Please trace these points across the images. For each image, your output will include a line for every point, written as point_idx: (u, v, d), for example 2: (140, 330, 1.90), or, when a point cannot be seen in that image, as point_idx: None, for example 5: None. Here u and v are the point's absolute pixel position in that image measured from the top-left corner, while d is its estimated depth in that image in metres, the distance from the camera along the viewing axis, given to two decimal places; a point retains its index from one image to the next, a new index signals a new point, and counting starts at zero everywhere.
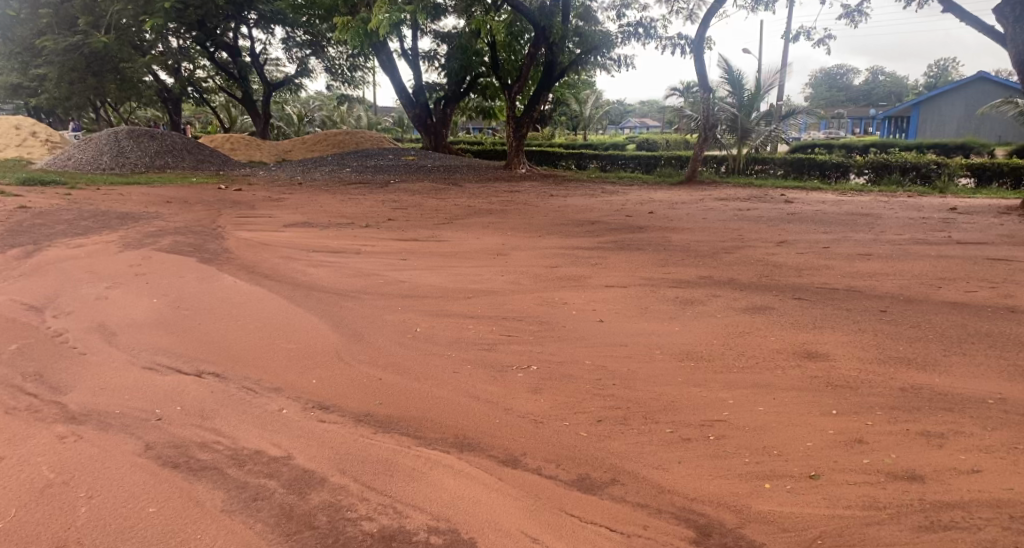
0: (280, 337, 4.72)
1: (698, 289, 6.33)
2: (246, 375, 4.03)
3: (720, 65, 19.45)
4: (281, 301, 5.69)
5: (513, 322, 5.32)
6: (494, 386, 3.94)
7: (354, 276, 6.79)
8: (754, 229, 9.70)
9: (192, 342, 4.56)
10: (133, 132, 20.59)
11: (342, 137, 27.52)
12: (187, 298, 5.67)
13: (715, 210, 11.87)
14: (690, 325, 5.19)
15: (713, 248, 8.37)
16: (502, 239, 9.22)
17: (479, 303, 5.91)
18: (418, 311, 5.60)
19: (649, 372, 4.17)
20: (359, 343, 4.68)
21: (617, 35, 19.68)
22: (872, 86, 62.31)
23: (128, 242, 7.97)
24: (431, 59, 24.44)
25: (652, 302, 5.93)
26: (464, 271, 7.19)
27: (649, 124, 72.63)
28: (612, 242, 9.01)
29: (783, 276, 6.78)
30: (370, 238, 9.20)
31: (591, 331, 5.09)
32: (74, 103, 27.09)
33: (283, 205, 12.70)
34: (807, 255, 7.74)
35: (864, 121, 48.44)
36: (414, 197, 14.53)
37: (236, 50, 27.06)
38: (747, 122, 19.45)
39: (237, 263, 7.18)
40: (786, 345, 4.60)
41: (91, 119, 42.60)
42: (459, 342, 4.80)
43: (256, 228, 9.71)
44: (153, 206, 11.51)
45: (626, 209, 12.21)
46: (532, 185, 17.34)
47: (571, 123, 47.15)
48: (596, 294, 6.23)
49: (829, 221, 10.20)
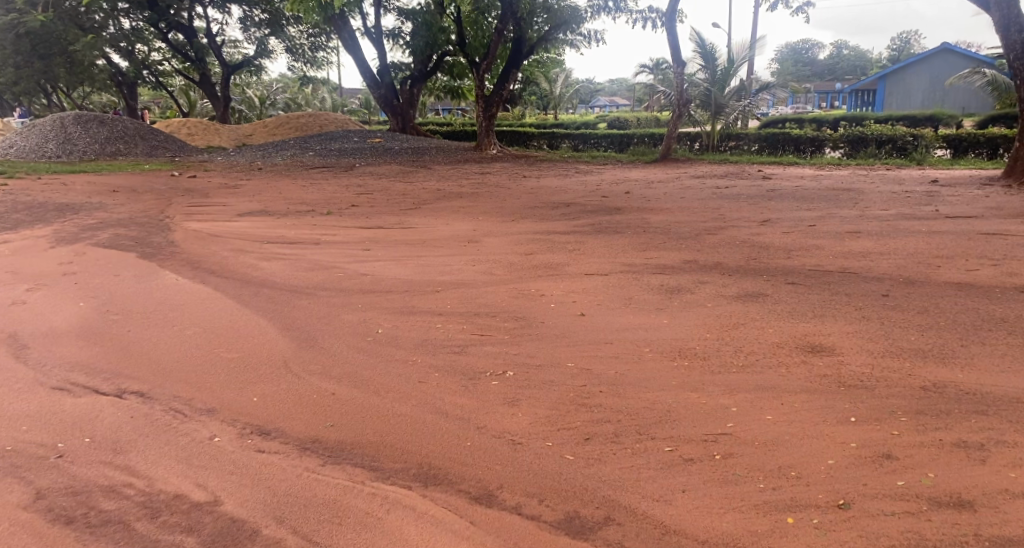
0: (221, 347, 4.11)
1: (683, 274, 5.89)
2: (176, 393, 3.42)
3: (692, 38, 18.92)
4: (229, 303, 5.06)
5: (485, 319, 4.81)
6: (466, 398, 3.44)
7: (312, 271, 6.19)
8: (736, 207, 9.32)
9: (116, 355, 3.89)
10: (81, 117, 19.41)
11: (304, 120, 26.51)
12: (118, 301, 4.96)
13: (692, 188, 11.46)
14: (681, 318, 4.74)
15: (694, 230, 7.94)
16: (472, 224, 8.70)
17: (448, 297, 5.39)
18: (380, 309, 5.05)
19: (641, 374, 3.73)
20: (312, 350, 4.14)
21: (586, 9, 18.96)
22: (837, 61, 62.46)
23: (62, 236, 7.23)
24: (395, 37, 23.48)
25: (636, 290, 5.47)
26: (431, 261, 6.64)
27: (619, 103, 72.48)
28: (590, 225, 8.54)
29: (771, 258, 6.37)
30: (332, 227, 8.58)
31: (572, 327, 4.61)
32: (18, 87, 25.54)
33: (240, 192, 11.97)
34: (793, 234, 7.37)
35: (830, 95, 48.73)
36: (381, 181, 13.91)
37: (192, 31, 25.77)
38: (721, 98, 18.76)
39: (181, 259, 6.52)
40: (787, 339, 4.18)
41: (42, 105, 40.64)
42: (426, 344, 4.29)
43: (207, 218, 9.00)
44: (97, 196, 10.68)
45: (601, 189, 11.75)
46: (503, 166, 16.78)
47: (542, 102, 46.50)
48: (575, 283, 5.77)
49: (812, 197, 9.86)
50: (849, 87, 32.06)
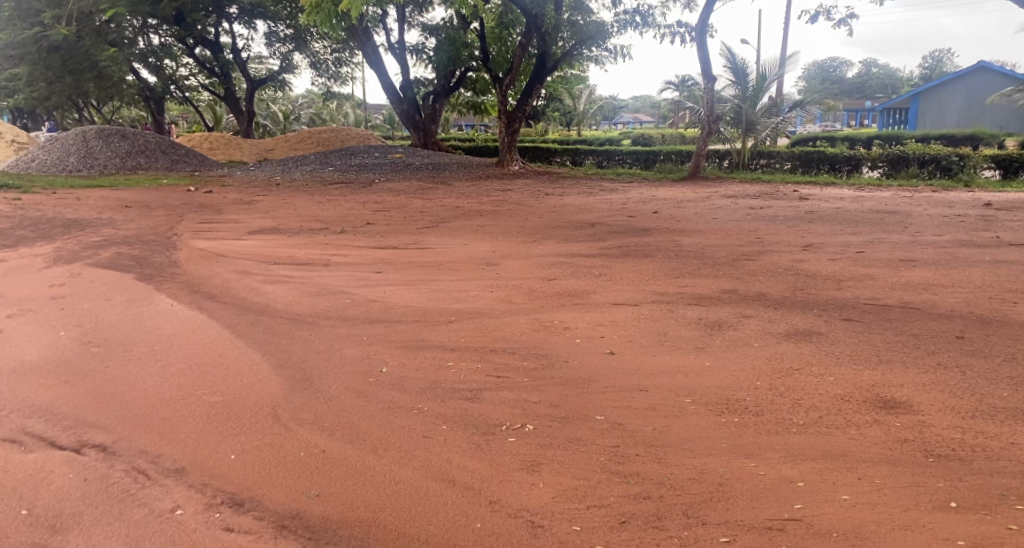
0: (204, 389, 3.63)
1: (723, 307, 5.32)
2: (142, 447, 2.92)
3: (722, 53, 18.32)
4: (222, 333, 4.61)
5: (501, 357, 4.30)
6: (479, 462, 2.93)
7: (317, 296, 5.74)
8: (773, 230, 8.73)
9: (86, 396, 3.42)
10: (104, 131, 19.41)
11: (327, 135, 26.42)
12: (103, 330, 4.52)
13: (724, 209, 10.87)
14: (724, 360, 4.18)
15: (730, 254, 7.37)
16: (491, 245, 8.22)
17: (462, 329, 4.89)
18: (386, 343, 4.57)
19: (684, 434, 3.20)
20: (307, 393, 3.66)
21: (612, 24, 18.52)
22: (865, 79, 61.32)
23: (61, 254, 6.88)
24: (418, 53, 23.29)
25: (671, 325, 4.92)
26: (447, 286, 6.16)
27: (643, 119, 72.13)
28: (616, 247, 8.01)
29: (820, 289, 5.77)
30: (344, 246, 8.16)
31: (600, 368, 4.08)
32: (48, 103, 25.74)
33: (254, 208, 11.65)
34: (840, 262, 6.77)
35: (860, 113, 47.88)
36: (399, 197, 13.52)
37: (218, 47, 25.93)
38: (753, 115, 18.21)
39: (180, 281, 6.11)
40: (855, 391, 3.61)
41: (75, 119, 41.40)
42: (436, 386, 3.80)
43: (216, 236, 8.64)
44: (109, 211, 10.43)
45: (628, 208, 11.21)
46: (525, 183, 16.34)
47: (565, 118, 46.23)
48: (603, 315, 5.24)
49: (855, 220, 9.23)
50: (879, 107, 31.46)
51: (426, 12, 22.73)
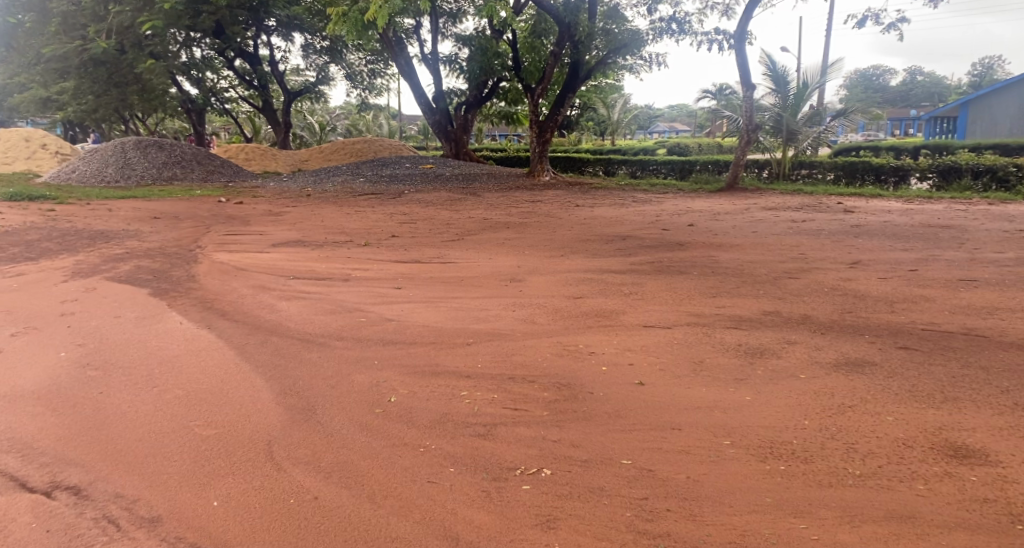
0: (198, 420, 3.38)
1: (763, 332, 4.89)
2: (119, 490, 2.67)
3: (762, 60, 17.71)
4: (226, 355, 4.38)
5: (520, 386, 3.96)
6: (487, 515, 2.60)
7: (331, 314, 5.48)
8: (817, 245, 8.23)
9: (72, 429, 3.20)
10: (141, 142, 19.75)
11: (360, 146, 26.54)
12: (105, 351, 4.32)
13: (764, 222, 10.36)
14: (768, 395, 3.76)
15: (772, 272, 6.91)
16: (517, 260, 7.91)
17: (480, 353, 4.57)
18: (397, 368, 4.27)
19: (722, 484, 2.81)
20: (307, 426, 3.38)
21: (647, 32, 18.08)
22: (910, 87, 59.34)
23: (81, 268, 6.80)
24: (451, 63, 23.20)
25: (707, 352, 4.52)
26: (468, 305, 5.86)
27: (679, 129, 71.06)
28: (649, 262, 7.62)
29: (870, 312, 5.30)
30: (366, 260, 7.94)
31: (627, 402, 3.70)
32: (92, 116, 26.46)
33: (282, 220, 11.57)
34: (892, 281, 6.27)
35: (905, 121, 46.27)
36: (427, 209, 13.33)
37: (256, 59, 26.31)
38: (794, 123, 17.57)
39: (195, 296, 5.94)
40: (920, 435, 3.17)
41: (121, 131, 42.69)
42: (447, 420, 3.48)
43: (239, 249, 8.52)
44: (137, 222, 10.45)
45: (662, 221, 10.78)
46: (556, 193, 16.02)
47: (599, 128, 45.80)
48: (632, 338, 4.86)
49: (905, 235, 8.65)
50: (925, 117, 30.39)
51: (459, 22, 22.66)
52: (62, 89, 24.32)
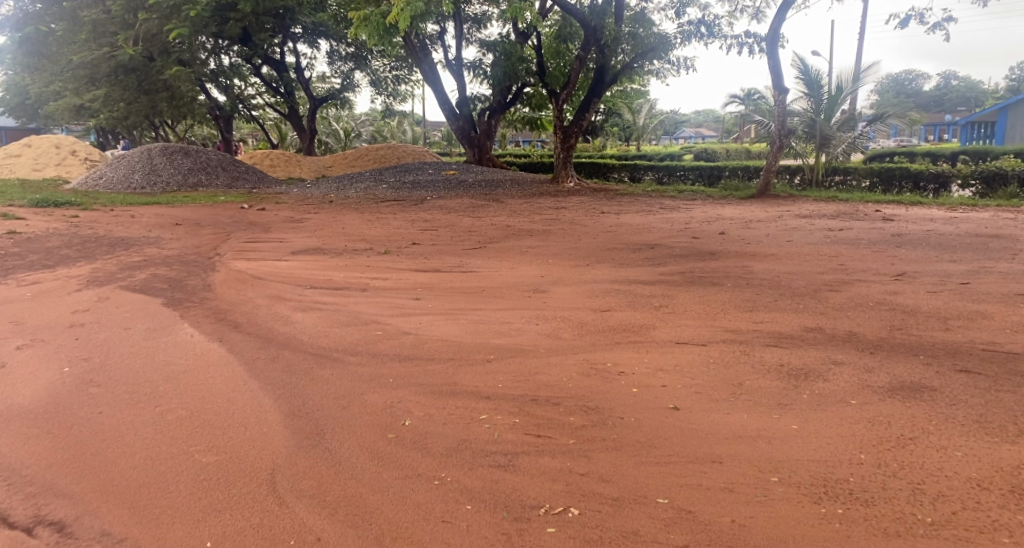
0: (200, 444, 3.16)
1: (808, 351, 4.54)
2: (107, 529, 2.46)
3: (795, 64, 17.22)
4: (235, 371, 4.17)
5: (544, 410, 3.67)
6: None
7: (347, 327, 5.25)
8: (857, 255, 7.81)
9: (64, 456, 2.99)
10: (167, 149, 19.91)
11: (384, 152, 26.55)
12: (108, 367, 4.13)
13: (799, 230, 9.94)
14: (816, 423, 3.43)
15: (810, 284, 6.53)
16: (541, 269, 7.64)
17: (502, 370, 4.29)
18: (413, 387, 4.01)
19: (772, 530, 2.50)
20: (314, 453, 3.13)
21: (675, 36, 17.72)
22: (943, 92, 57.79)
23: (97, 276, 6.69)
24: (475, 69, 23.05)
25: (746, 373, 4.18)
26: (489, 317, 5.60)
27: (704, 134, 70.25)
28: (679, 273, 7.28)
29: (922, 329, 4.91)
30: (386, 269, 7.73)
31: (661, 430, 3.40)
32: (121, 123, 26.81)
33: (303, 227, 11.45)
34: (943, 295, 5.86)
35: (939, 126, 45.04)
36: (449, 215, 13.13)
37: (282, 66, 26.49)
38: (828, 128, 17.04)
39: (208, 307, 5.76)
40: (996, 476, 2.81)
41: (152, 137, 43.36)
42: (464, 448, 3.20)
43: (258, 256, 8.39)
44: (159, 229, 10.41)
45: (692, 229, 10.42)
46: (581, 200, 15.73)
47: (624, 133, 45.41)
48: (664, 356, 4.55)
49: (952, 245, 8.18)
50: (962, 121, 29.47)
51: (484, 28, 22.50)
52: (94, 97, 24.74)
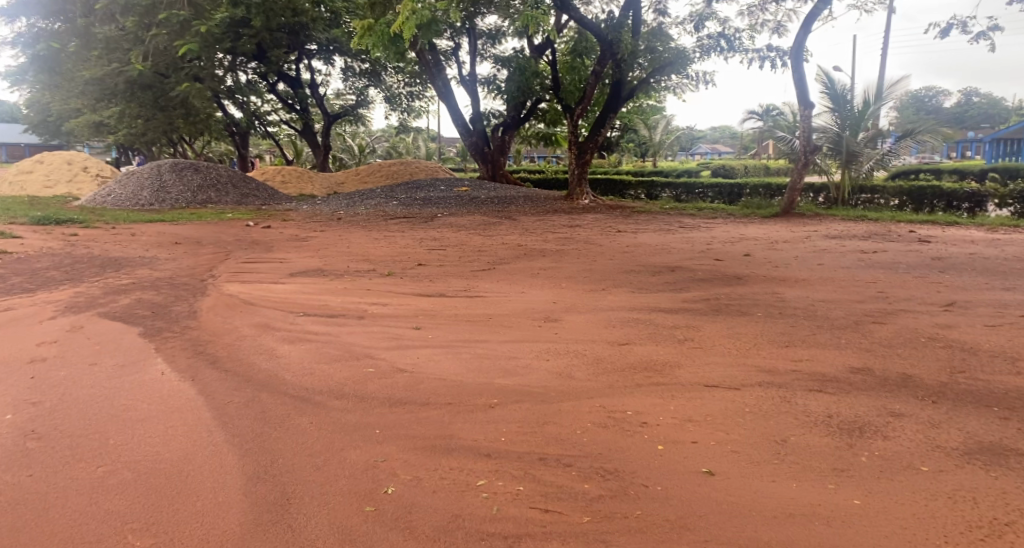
0: (141, 521, 2.63)
1: (859, 398, 3.94)
2: None
3: (820, 78, 16.60)
4: (200, 419, 3.64)
5: (552, 474, 3.10)
6: None
7: (336, 362, 4.73)
8: (897, 281, 7.19)
9: None
10: (177, 165, 19.70)
11: (396, 168, 26.29)
12: (55, 415, 3.61)
13: (829, 251, 9.33)
14: (883, 496, 2.83)
15: (850, 314, 5.91)
16: (553, 294, 7.10)
17: (505, 420, 3.72)
18: (401, 440, 3.47)
19: None
20: (274, 534, 2.59)
21: (694, 50, 17.20)
22: (966, 108, 56.57)
23: (76, 302, 6.23)
24: (489, 84, 22.71)
25: (792, 426, 3.58)
26: (495, 351, 5.03)
27: (721, 149, 69.45)
28: (703, 300, 6.68)
29: (989, 372, 4.29)
30: (387, 293, 7.22)
31: (695, 503, 2.82)
32: (134, 139, 26.76)
33: (305, 246, 11.00)
34: (1003, 329, 5.23)
35: (964, 143, 43.99)
36: (459, 233, 12.65)
37: (296, 82, 26.37)
38: (854, 144, 16.32)
39: (189, 337, 5.26)
40: None
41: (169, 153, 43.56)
42: (456, 528, 2.65)
43: (253, 278, 7.91)
44: (156, 248, 10.02)
45: (714, 249, 9.84)
46: (595, 217, 15.23)
47: (640, 149, 44.96)
48: (692, 402, 3.97)
49: (1002, 270, 7.50)
50: (989, 138, 28.65)
51: (498, 43, 22.14)
52: (108, 113, 24.72)
